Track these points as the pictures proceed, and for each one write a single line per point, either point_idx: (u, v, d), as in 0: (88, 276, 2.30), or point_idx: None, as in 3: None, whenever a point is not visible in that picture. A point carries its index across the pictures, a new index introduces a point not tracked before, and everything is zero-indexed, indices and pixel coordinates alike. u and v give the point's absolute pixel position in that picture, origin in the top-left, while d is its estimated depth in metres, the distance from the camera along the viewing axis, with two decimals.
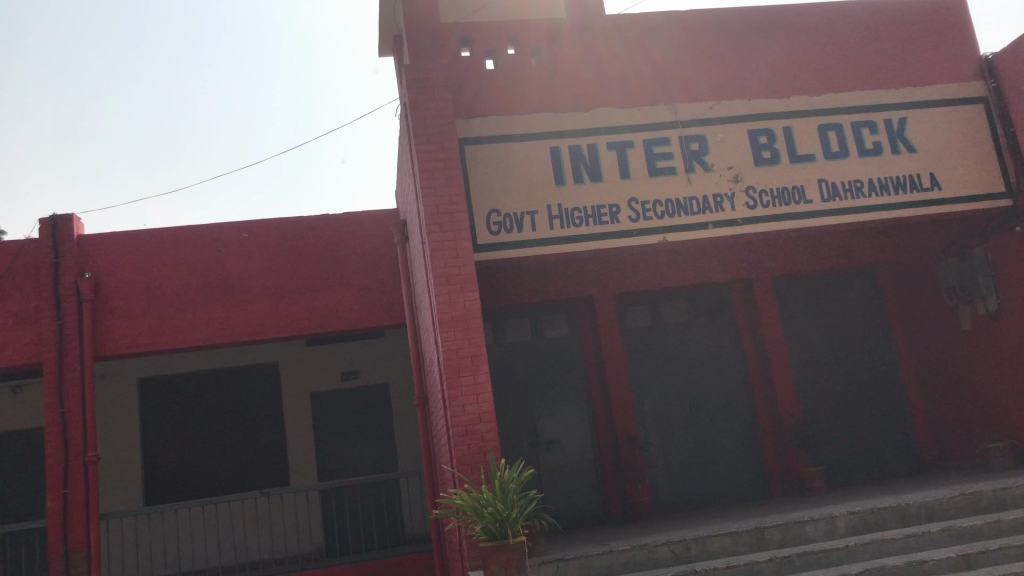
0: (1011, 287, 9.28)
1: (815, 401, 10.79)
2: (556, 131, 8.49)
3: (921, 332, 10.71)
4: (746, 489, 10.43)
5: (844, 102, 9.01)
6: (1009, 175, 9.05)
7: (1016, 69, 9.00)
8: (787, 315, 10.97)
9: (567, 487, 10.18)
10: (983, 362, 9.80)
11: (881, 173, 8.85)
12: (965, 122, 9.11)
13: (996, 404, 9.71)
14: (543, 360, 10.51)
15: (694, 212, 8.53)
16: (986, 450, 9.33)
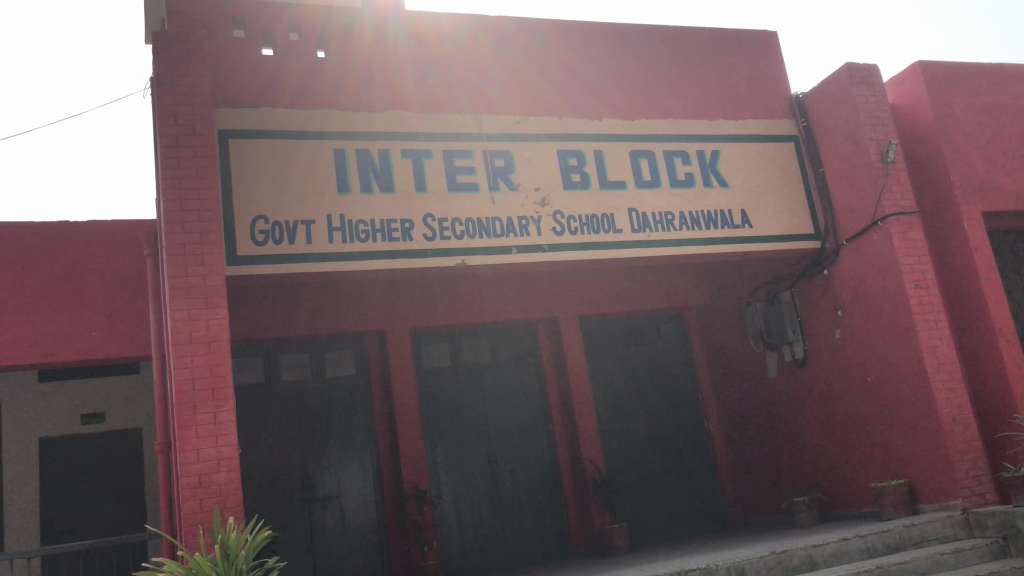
0: (818, 333, 8.93)
1: (622, 452, 9.98)
2: (342, 132, 7.33)
3: (729, 381, 10.24)
4: (545, 550, 9.41)
5: (657, 130, 8.40)
6: (818, 217, 8.72)
7: (826, 108, 8.69)
8: (595, 360, 10.18)
9: (344, 550, 8.83)
10: (791, 411, 9.38)
11: (693, 206, 8.26)
12: (776, 159, 8.72)
13: (802, 456, 9.29)
14: (323, 401, 9.14)
15: (496, 234, 7.55)
16: (793, 504, 8.84)
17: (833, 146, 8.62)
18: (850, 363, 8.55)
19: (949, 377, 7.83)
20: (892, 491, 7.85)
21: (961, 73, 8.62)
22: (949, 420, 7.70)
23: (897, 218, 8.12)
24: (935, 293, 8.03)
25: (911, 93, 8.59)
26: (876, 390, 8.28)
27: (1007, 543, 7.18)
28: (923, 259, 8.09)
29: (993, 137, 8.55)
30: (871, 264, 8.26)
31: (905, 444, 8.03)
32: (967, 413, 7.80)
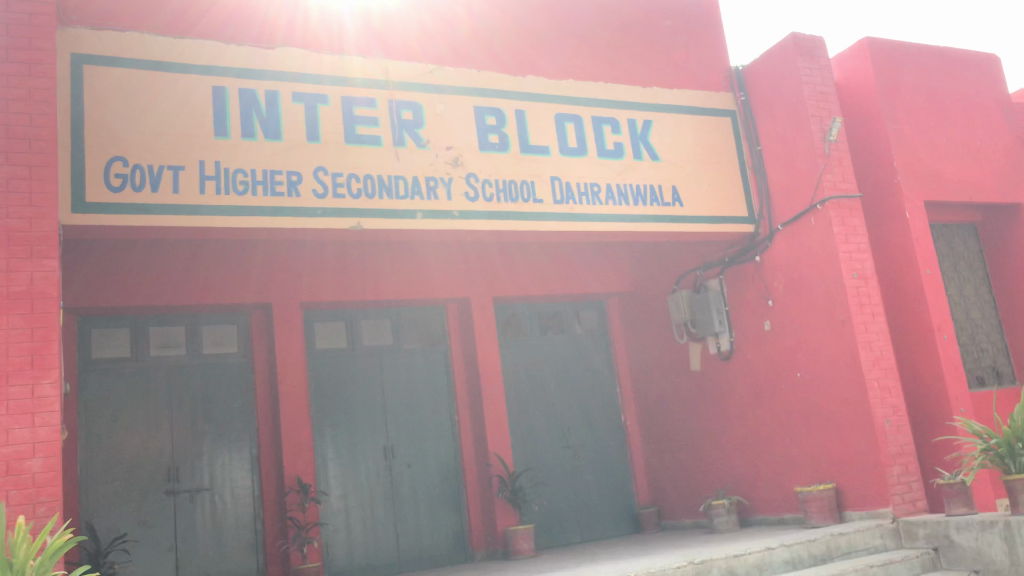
0: (746, 325, 8.31)
1: (532, 448, 9.18)
2: (223, 66, 6.29)
3: (649, 374, 9.58)
4: (443, 552, 8.54)
5: (586, 92, 7.58)
6: (752, 200, 8.07)
7: (766, 81, 8.03)
8: (507, 345, 9.35)
9: (214, 549, 7.76)
10: (714, 408, 8.73)
11: (621, 179, 7.49)
12: (711, 135, 8.02)
13: (723, 456, 8.65)
14: (198, 381, 8.06)
15: (400, 196, 6.62)
16: (711, 507, 8.18)
17: (772, 124, 7.98)
18: (779, 359, 7.93)
19: (884, 374, 7.20)
20: (818, 496, 7.21)
21: (908, 54, 8.06)
22: (883, 421, 7.08)
23: (838, 202, 7.50)
24: (873, 285, 7.43)
25: (856, 72, 7.99)
26: (806, 387, 7.66)
27: (940, 555, 6.59)
28: (863, 247, 7.48)
29: (939, 124, 8.01)
30: (806, 250, 7.63)
31: (833, 445, 7.40)
32: (901, 415, 7.18)
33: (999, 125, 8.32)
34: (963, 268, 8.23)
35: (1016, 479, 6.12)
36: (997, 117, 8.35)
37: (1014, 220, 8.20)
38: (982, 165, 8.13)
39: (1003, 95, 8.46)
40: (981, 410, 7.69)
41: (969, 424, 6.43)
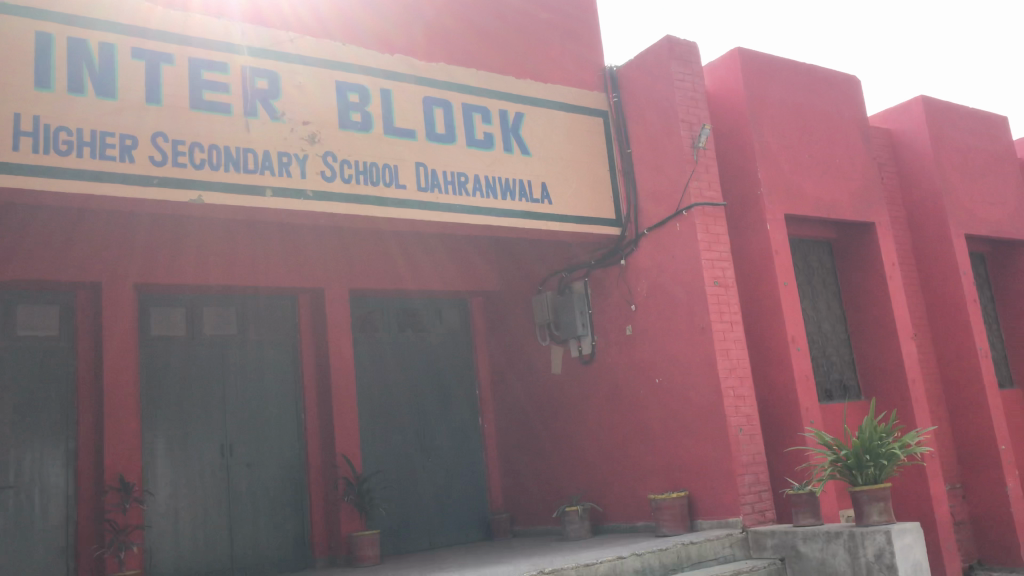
0: (608, 330, 8.18)
1: (384, 449, 8.74)
2: (50, 11, 5.57)
3: (509, 376, 9.34)
4: (281, 557, 7.98)
5: (457, 77, 7.25)
6: (620, 203, 7.93)
7: (639, 83, 7.90)
8: (360, 341, 8.83)
9: (17, 553, 6.94)
10: (573, 412, 8.56)
11: (489, 171, 7.20)
12: (583, 134, 7.84)
13: (579, 462, 8.49)
14: (9, 366, 7.19)
15: (249, 170, 6.07)
16: (564, 513, 8.00)
17: (643, 127, 7.86)
18: (639, 364, 7.82)
19: (739, 383, 7.16)
20: (671, 504, 7.12)
21: (776, 68, 8.14)
22: (736, 429, 7.03)
23: (703, 210, 7.40)
24: (732, 293, 7.37)
25: (726, 81, 8.02)
26: (663, 394, 7.56)
27: (785, 565, 6.58)
28: (724, 256, 7.43)
29: (802, 140, 8.10)
30: (670, 255, 7.52)
31: (687, 453, 7.33)
32: (754, 424, 7.17)
33: (857, 145, 8.51)
34: (816, 283, 8.38)
35: (861, 490, 6.18)
36: (856, 137, 8.52)
37: (867, 239, 8.37)
38: (840, 183, 8.27)
39: (862, 116, 8.67)
40: (828, 422, 7.81)
41: (819, 434, 6.46)
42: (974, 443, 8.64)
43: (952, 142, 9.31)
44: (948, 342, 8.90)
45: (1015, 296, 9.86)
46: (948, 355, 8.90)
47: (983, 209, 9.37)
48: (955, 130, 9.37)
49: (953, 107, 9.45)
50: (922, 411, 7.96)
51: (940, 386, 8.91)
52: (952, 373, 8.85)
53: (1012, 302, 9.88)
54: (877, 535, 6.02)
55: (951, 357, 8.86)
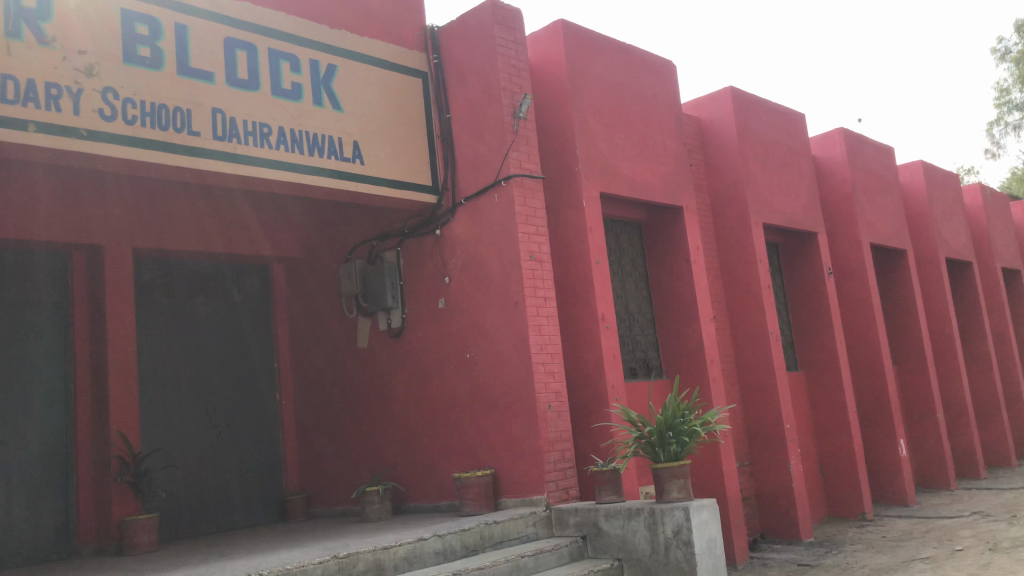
0: (418, 302, 7.84)
1: (169, 425, 7.95)
2: None
3: (312, 348, 8.82)
4: (39, 546, 7.06)
5: (264, 20, 6.62)
6: (437, 170, 7.58)
7: (461, 47, 7.52)
8: (144, 307, 7.97)
9: None
10: (378, 388, 8.17)
11: (296, 124, 6.64)
12: (401, 95, 7.42)
13: (382, 439, 8.13)
14: None
15: (6, 100, 5.19)
16: (363, 494, 7.59)
17: (463, 93, 7.50)
18: (449, 339, 7.53)
19: (549, 360, 6.97)
20: (475, 483, 6.87)
21: (597, 44, 7.95)
22: (545, 407, 6.85)
23: (521, 181, 7.12)
24: (547, 269, 7.17)
25: (549, 53, 7.73)
26: (473, 370, 7.30)
27: (586, 543, 6.54)
28: (540, 230, 7.20)
29: (621, 120, 7.97)
30: (485, 227, 7.23)
31: (494, 430, 7.13)
32: (562, 401, 7.04)
33: (670, 130, 8.52)
34: (626, 262, 8.39)
35: (663, 467, 6.22)
36: (668, 120, 8.53)
37: (676, 223, 8.41)
38: (654, 166, 8.22)
39: (675, 101, 8.69)
40: (633, 400, 7.86)
41: (625, 411, 6.45)
42: (762, 422, 9.01)
43: (755, 135, 9.60)
44: (744, 326, 9.20)
45: (804, 284, 10.39)
46: (743, 338, 9.19)
47: (780, 200, 9.75)
48: (757, 123, 9.69)
49: (755, 101, 9.78)
50: (719, 391, 8.18)
51: (734, 367, 9.24)
52: (746, 356, 9.16)
53: (801, 290, 10.42)
54: (675, 512, 6.06)
55: (746, 341, 9.16)
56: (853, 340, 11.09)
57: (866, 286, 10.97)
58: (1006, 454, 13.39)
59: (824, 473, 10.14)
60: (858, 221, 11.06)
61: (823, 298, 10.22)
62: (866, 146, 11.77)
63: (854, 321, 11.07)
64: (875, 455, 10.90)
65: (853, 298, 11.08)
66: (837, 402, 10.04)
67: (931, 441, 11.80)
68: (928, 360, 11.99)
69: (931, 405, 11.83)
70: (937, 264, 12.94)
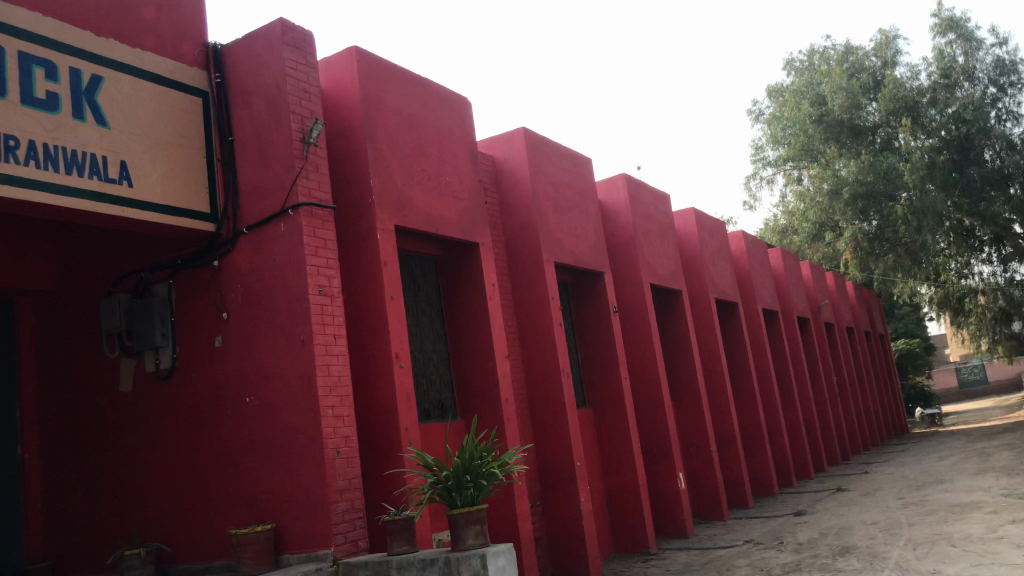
0: (192, 341, 7.12)
1: None
2: None
3: (65, 393, 7.80)
4: None
5: (12, 17, 5.75)
6: (217, 196, 6.95)
7: (246, 66, 6.98)
8: None
9: None
10: (144, 437, 7.32)
11: (50, 138, 5.83)
12: (177, 113, 6.76)
13: (147, 494, 7.26)
14: None
15: None
16: (121, 558, 6.73)
17: (248, 114, 6.94)
18: (226, 380, 6.85)
19: (339, 403, 6.42)
20: (255, 540, 6.18)
21: (391, 74, 7.68)
22: (332, 452, 6.25)
23: (310, 210, 6.60)
24: (338, 305, 6.65)
25: (341, 80, 7.36)
26: (254, 414, 6.66)
27: None
28: (331, 263, 6.69)
29: (416, 152, 7.72)
30: (269, 258, 6.65)
31: (275, 481, 6.46)
32: (352, 445, 6.46)
33: (465, 166, 8.38)
34: (421, 299, 8.13)
35: (459, 512, 5.91)
36: (463, 157, 8.40)
37: (471, 260, 8.26)
38: (449, 201, 8.01)
39: (470, 138, 8.59)
40: (426, 442, 7.51)
41: (419, 456, 6.10)
42: (554, 461, 8.96)
43: (547, 175, 9.69)
44: (537, 364, 9.14)
45: (592, 323, 10.58)
46: (536, 376, 9.13)
47: (569, 240, 9.88)
48: (548, 164, 9.79)
49: (547, 142, 9.90)
50: (513, 431, 8.01)
51: (527, 406, 9.15)
52: (538, 394, 9.09)
53: (588, 328, 10.60)
54: (472, 559, 5.69)
55: (539, 379, 9.10)
56: (637, 378, 11.42)
57: (648, 325, 11.36)
58: (768, 483, 14.32)
59: (611, 510, 10.25)
60: (640, 263, 11.47)
61: (610, 336, 10.43)
62: (646, 192, 12.32)
63: (638, 358, 11.41)
64: (657, 489, 11.21)
65: (636, 337, 11.43)
66: (623, 439, 10.24)
67: (706, 473, 12.35)
68: (702, 396, 12.59)
69: (706, 439, 12.41)
70: (709, 305, 13.70)
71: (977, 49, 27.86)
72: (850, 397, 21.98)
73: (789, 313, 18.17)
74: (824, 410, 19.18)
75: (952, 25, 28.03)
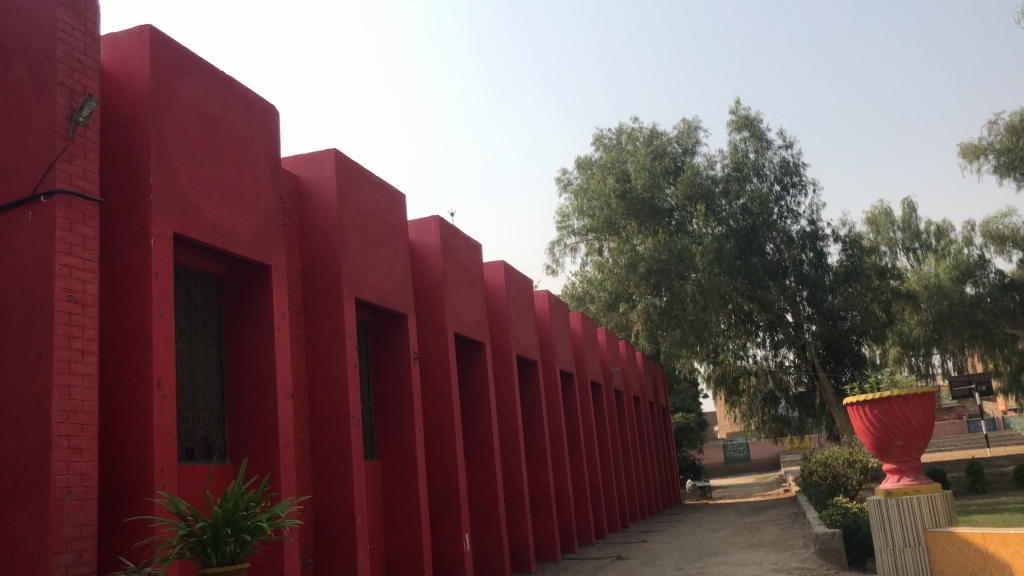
0: None
1: None
2: None
3: None
4: None
5: None
6: None
7: (7, 23, 5.88)
8: None
9: None
10: None
11: None
12: None
13: None
14: None
15: None
16: None
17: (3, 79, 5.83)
18: None
19: (78, 433, 5.32)
20: None
21: (189, 64, 6.79)
22: (61, 493, 5.12)
23: (69, 200, 5.56)
24: (90, 316, 5.59)
25: (128, 61, 6.38)
26: None
27: None
28: (88, 265, 5.64)
29: (209, 154, 6.83)
30: (9, 250, 5.51)
31: None
32: (88, 485, 5.34)
33: (265, 180, 7.55)
34: (197, 322, 7.15)
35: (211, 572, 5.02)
36: (263, 168, 7.57)
37: (260, 284, 7.38)
38: (243, 215, 7.13)
39: (274, 150, 7.79)
40: (184, 486, 6.46)
41: (172, 501, 5.09)
42: (332, 516, 8.08)
43: (355, 204, 9.00)
44: (324, 407, 8.29)
45: (388, 368, 9.88)
46: (321, 420, 8.27)
47: (373, 276, 9.19)
48: (358, 193, 9.11)
49: (359, 170, 9.23)
50: (288, 478, 7.10)
51: (308, 452, 8.25)
52: (321, 440, 8.23)
53: (384, 373, 9.88)
54: None
55: (324, 423, 8.25)
56: (431, 430, 10.78)
57: (447, 375, 10.80)
58: (552, 548, 14.00)
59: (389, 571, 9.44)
60: (445, 309, 10.95)
61: (406, 383, 9.78)
62: (458, 239, 11.89)
63: (433, 410, 10.78)
64: (440, 551, 10.53)
65: (433, 387, 10.83)
66: (409, 495, 9.52)
67: (492, 536, 11.81)
68: (495, 454, 12.14)
69: (495, 499, 11.91)
70: (510, 361, 13.39)
71: (767, 148, 30.00)
72: (632, 465, 22.41)
73: (584, 377, 18.27)
74: (609, 476, 19.34)
75: (748, 123, 30.18)
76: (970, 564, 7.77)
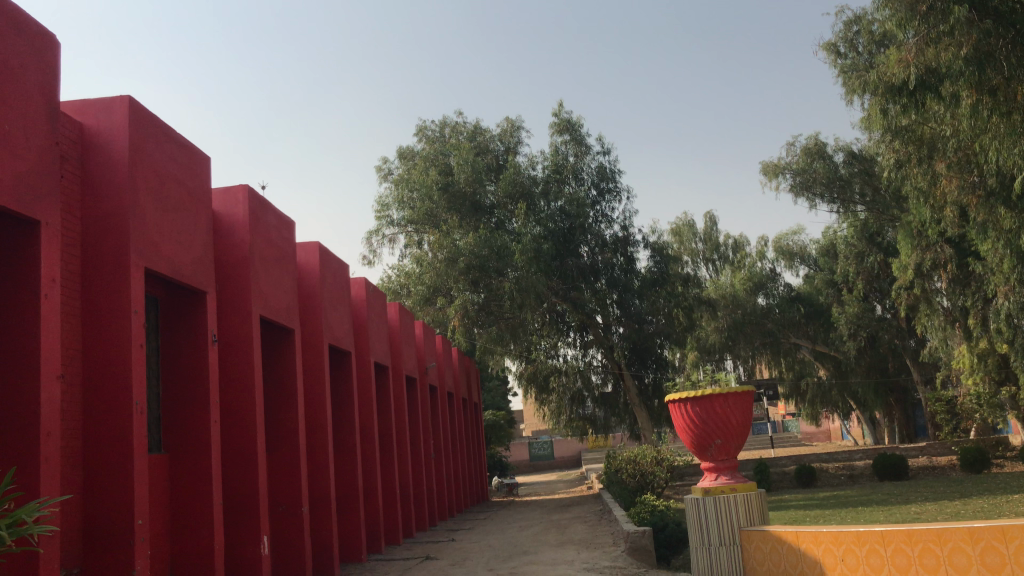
0: None
1: None
2: None
3: None
4: None
5: None
6: None
7: None
8: None
9: None
10: None
11: None
12: None
13: None
14: None
15: None
16: None
17: None
18: None
19: None
20: None
21: None
22: None
23: None
24: None
25: None
26: None
27: None
28: None
29: None
30: None
31: None
32: None
33: (39, 120, 6.32)
34: None
35: None
36: (38, 106, 6.34)
37: (27, 245, 6.19)
38: (7, 158, 5.90)
39: (52, 86, 6.54)
40: None
41: None
42: (106, 519, 6.95)
43: (150, 162, 7.89)
44: (99, 392, 7.13)
45: (182, 351, 8.76)
46: (98, 408, 7.11)
47: (168, 246, 8.09)
48: (155, 150, 8.01)
49: (156, 122, 8.11)
50: (50, 475, 5.96)
51: (79, 445, 7.06)
52: (96, 431, 7.07)
53: (176, 357, 8.76)
54: None
55: (101, 412, 7.09)
56: (229, 422, 9.73)
57: (250, 362, 9.79)
58: (357, 549, 13.20)
59: None
60: (252, 289, 9.95)
61: (202, 370, 8.70)
62: (269, 214, 10.88)
63: (232, 400, 9.74)
64: (234, 556, 9.51)
65: (234, 375, 9.78)
66: (201, 494, 8.48)
67: (293, 538, 10.88)
68: (301, 449, 11.21)
69: (298, 499, 11.00)
70: (321, 349, 12.47)
71: (586, 153, 30.49)
72: (442, 462, 21.91)
73: (398, 371, 17.55)
74: (419, 473, 18.70)
75: (569, 127, 30.49)
76: (783, 562, 7.79)
